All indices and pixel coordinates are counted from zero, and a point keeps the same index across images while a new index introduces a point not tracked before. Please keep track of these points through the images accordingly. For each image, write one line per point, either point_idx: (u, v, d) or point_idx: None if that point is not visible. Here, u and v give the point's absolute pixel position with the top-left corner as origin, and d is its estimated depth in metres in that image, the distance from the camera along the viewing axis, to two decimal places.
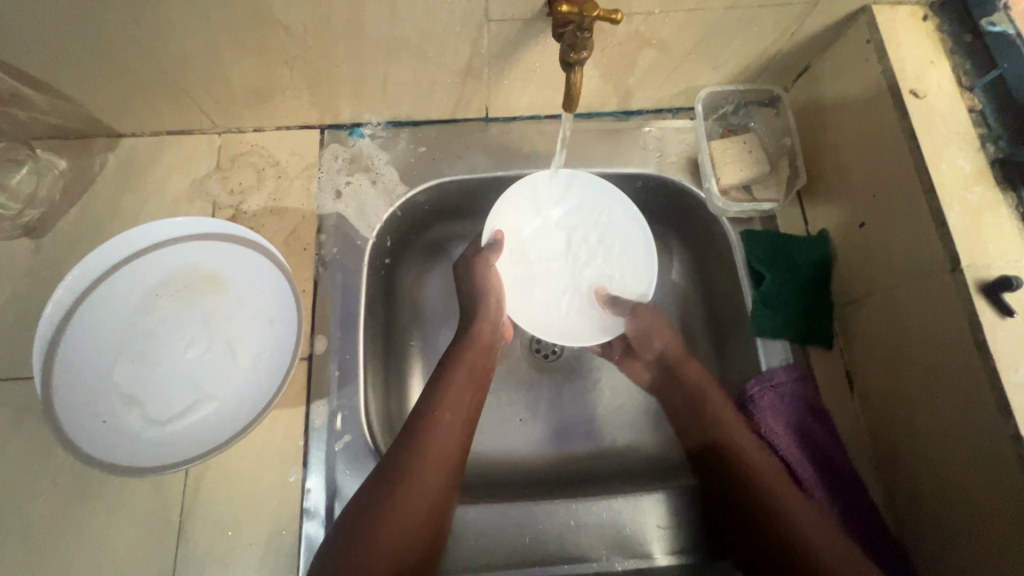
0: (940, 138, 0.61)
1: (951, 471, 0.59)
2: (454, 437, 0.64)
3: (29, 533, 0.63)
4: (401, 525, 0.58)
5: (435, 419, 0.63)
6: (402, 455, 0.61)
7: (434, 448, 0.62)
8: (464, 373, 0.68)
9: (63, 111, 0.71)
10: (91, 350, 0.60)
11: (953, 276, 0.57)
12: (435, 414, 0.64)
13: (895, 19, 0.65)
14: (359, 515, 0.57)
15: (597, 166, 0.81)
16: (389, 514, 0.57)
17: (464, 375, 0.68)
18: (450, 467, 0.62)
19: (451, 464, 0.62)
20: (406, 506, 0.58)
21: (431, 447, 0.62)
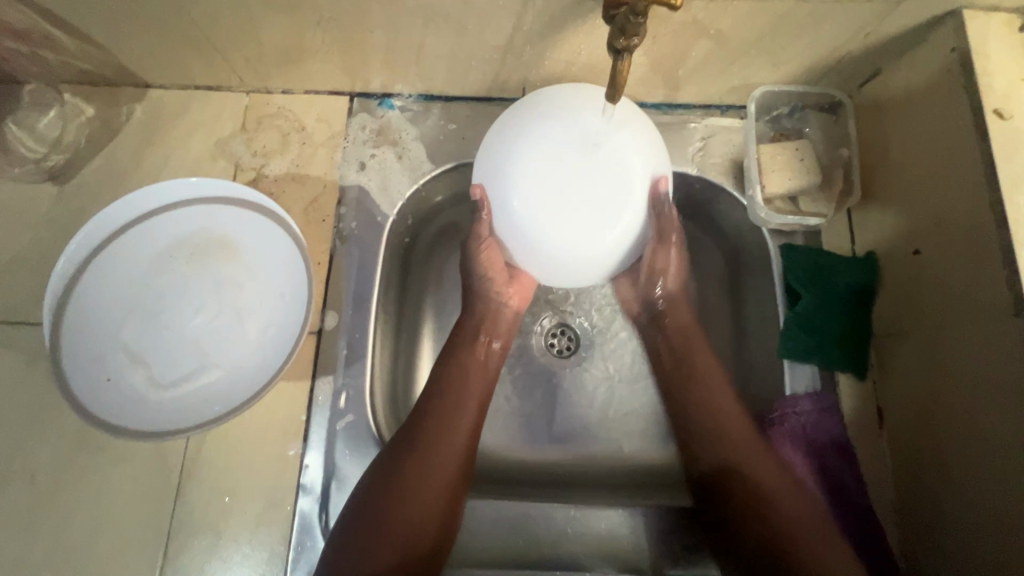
0: (1022, 166, 0.54)
1: (988, 527, 0.55)
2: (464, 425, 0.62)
3: (35, 474, 0.64)
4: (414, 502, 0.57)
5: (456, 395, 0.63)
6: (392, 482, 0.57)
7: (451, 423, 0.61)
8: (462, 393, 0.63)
9: (91, 56, 0.69)
10: (99, 306, 0.61)
11: (1015, 321, 0.52)
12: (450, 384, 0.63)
13: (987, 27, 0.58)
14: (347, 535, 0.56)
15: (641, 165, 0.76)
16: (368, 548, 0.55)
17: (461, 395, 0.63)
18: (435, 494, 0.58)
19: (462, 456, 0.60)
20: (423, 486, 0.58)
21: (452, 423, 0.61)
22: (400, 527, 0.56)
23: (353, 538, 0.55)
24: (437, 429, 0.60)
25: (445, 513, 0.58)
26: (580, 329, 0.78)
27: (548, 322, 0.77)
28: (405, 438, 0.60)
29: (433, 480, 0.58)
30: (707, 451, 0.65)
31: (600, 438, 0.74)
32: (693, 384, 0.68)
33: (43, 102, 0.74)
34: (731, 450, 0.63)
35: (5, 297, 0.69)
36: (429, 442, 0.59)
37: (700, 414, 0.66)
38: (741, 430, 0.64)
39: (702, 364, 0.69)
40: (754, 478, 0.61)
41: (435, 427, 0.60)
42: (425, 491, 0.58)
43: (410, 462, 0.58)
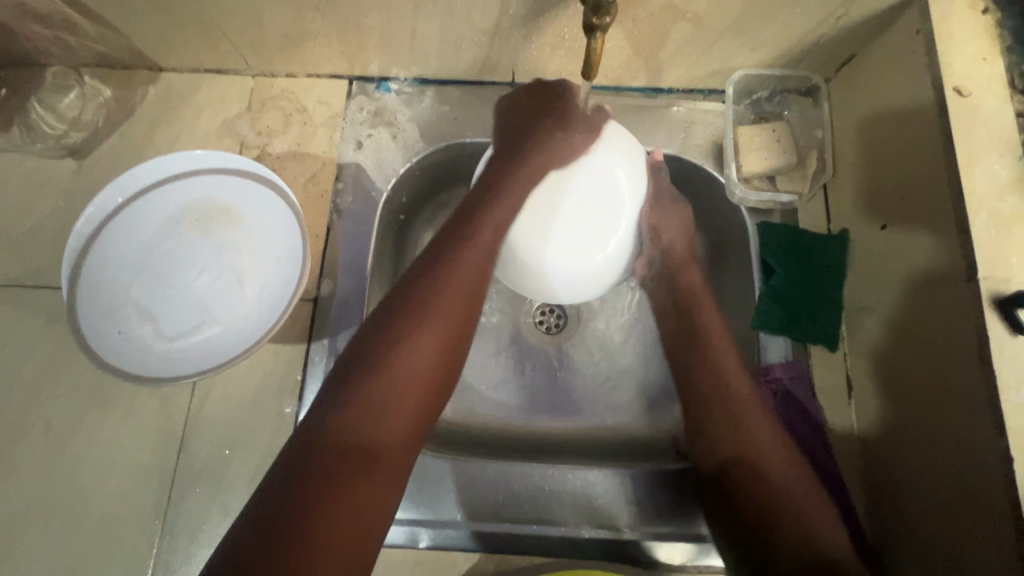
0: (979, 141, 0.57)
1: (937, 487, 0.58)
2: (451, 311, 0.56)
3: (52, 424, 0.69)
4: (391, 389, 0.51)
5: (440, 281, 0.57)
6: (406, 309, 0.55)
7: (438, 304, 0.56)
8: (466, 271, 0.57)
9: (109, 40, 0.75)
10: (114, 263, 0.67)
11: (967, 287, 0.54)
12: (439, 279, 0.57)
13: (951, 10, 0.61)
14: (323, 398, 0.52)
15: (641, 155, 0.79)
16: (358, 410, 0.50)
17: (467, 273, 0.57)
18: (432, 369, 0.54)
19: (445, 343, 0.55)
20: (401, 371, 0.52)
21: (439, 306, 0.55)
22: (397, 395, 0.51)
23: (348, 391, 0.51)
24: (447, 281, 0.56)
25: (424, 400, 0.53)
26: (567, 306, 0.81)
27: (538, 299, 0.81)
28: (410, 294, 0.56)
29: (410, 363, 0.53)
30: (719, 437, 0.63)
31: (586, 411, 0.77)
32: (715, 392, 0.65)
33: (64, 83, 0.79)
34: (745, 427, 0.63)
35: (27, 262, 0.75)
36: (433, 306, 0.55)
37: (711, 395, 0.65)
38: (775, 446, 0.62)
39: (715, 342, 0.68)
40: (765, 484, 0.60)
41: (442, 293, 0.56)
42: (421, 359, 0.53)
43: (410, 322, 0.54)
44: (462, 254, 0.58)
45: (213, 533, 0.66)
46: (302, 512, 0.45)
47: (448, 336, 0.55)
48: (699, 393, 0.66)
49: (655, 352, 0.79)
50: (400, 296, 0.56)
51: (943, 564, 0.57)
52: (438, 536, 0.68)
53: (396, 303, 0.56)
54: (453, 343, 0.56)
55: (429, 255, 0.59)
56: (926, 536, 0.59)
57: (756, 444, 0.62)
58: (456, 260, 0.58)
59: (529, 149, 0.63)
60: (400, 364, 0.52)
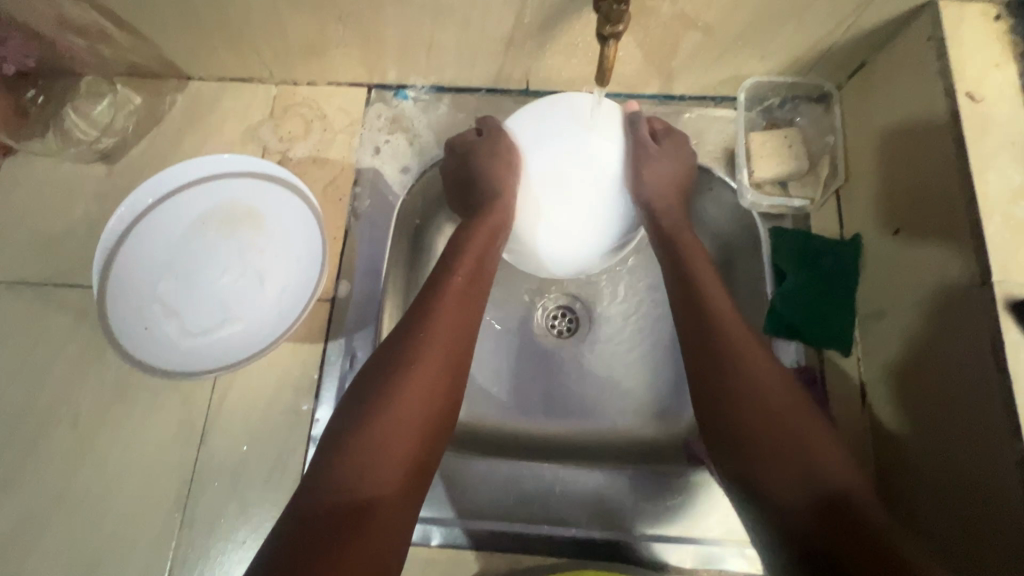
0: (991, 146, 0.57)
1: (953, 493, 0.57)
2: (433, 369, 0.56)
3: (79, 419, 0.71)
4: (376, 447, 0.51)
5: (422, 339, 0.57)
6: (389, 370, 0.56)
7: (424, 361, 0.56)
8: (444, 329, 0.59)
9: (141, 50, 0.78)
10: (142, 262, 0.70)
11: (981, 291, 0.54)
12: (421, 339, 0.58)
13: (963, 17, 0.62)
14: (316, 461, 0.51)
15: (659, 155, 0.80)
16: (350, 470, 0.49)
17: (446, 331, 0.59)
18: (419, 424, 0.54)
19: (431, 401, 0.55)
20: (387, 428, 0.52)
21: (422, 364, 0.56)
22: (387, 451, 0.51)
23: (337, 449, 0.51)
24: (428, 344, 0.57)
25: (415, 459, 0.53)
26: (579, 309, 0.82)
27: (550, 303, 0.82)
28: (392, 355, 0.57)
29: (398, 420, 0.53)
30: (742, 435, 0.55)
31: (597, 415, 0.78)
32: (737, 357, 0.57)
33: (97, 91, 0.83)
34: (780, 414, 0.54)
35: (59, 263, 0.78)
36: (414, 363, 0.56)
37: (735, 385, 0.56)
38: (791, 402, 0.55)
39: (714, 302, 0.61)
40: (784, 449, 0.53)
41: (423, 348, 0.57)
42: (408, 420, 0.53)
43: (394, 382, 0.55)
44: (439, 314, 0.60)
45: (231, 528, 0.67)
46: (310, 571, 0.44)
47: (434, 391, 0.55)
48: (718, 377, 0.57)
49: (667, 357, 0.79)
50: (383, 357, 0.57)
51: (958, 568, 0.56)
52: (450, 534, 0.68)
53: (379, 361, 0.57)
54: (440, 398, 0.56)
55: (410, 316, 0.60)
56: (941, 541, 0.59)
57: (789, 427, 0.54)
58: (433, 320, 0.59)
59: (483, 205, 0.68)
60: (387, 423, 0.52)
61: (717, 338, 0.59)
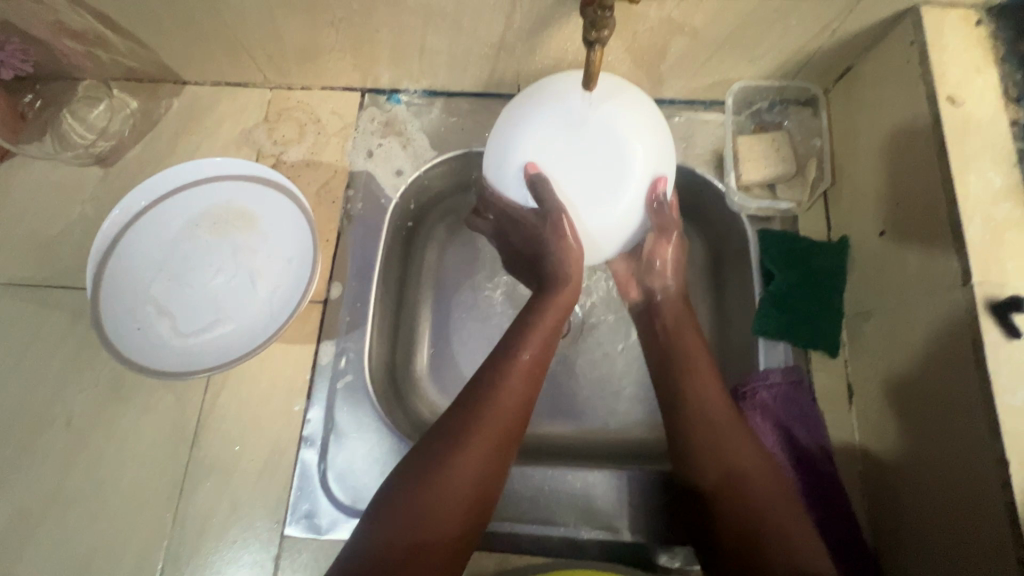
0: (972, 149, 0.58)
1: (934, 493, 0.58)
2: (509, 421, 0.55)
3: (72, 419, 0.72)
4: (441, 498, 0.50)
5: (500, 386, 0.56)
6: (464, 419, 0.54)
7: (500, 412, 0.55)
8: (522, 389, 0.57)
9: (137, 55, 0.79)
10: (136, 262, 0.71)
11: (962, 292, 0.55)
12: (502, 387, 0.56)
13: (944, 21, 0.63)
14: (379, 504, 0.51)
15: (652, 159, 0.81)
16: (413, 531, 0.49)
17: (523, 392, 0.57)
18: (486, 484, 0.53)
19: (502, 453, 0.54)
20: (455, 480, 0.51)
21: (498, 414, 0.55)
22: (452, 513, 0.51)
23: (403, 509, 0.50)
24: (501, 390, 0.56)
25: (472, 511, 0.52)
26: (570, 312, 0.83)
27: None
28: (473, 402, 0.56)
29: (466, 473, 0.52)
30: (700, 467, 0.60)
31: (588, 415, 0.78)
32: (697, 398, 0.63)
33: (94, 96, 0.84)
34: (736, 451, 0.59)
35: (54, 264, 0.79)
36: (492, 421, 0.54)
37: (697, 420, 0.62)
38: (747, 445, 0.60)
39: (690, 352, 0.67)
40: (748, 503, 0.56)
41: (502, 410, 0.55)
42: (475, 473, 0.52)
43: (470, 444, 0.53)
44: (519, 374, 0.58)
45: (221, 527, 0.68)
46: None
47: (504, 444, 0.54)
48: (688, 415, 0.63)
49: None
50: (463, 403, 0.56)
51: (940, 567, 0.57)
52: None
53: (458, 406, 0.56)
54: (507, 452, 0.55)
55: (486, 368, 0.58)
56: (923, 541, 0.59)
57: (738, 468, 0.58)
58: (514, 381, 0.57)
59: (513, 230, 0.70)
60: (457, 488, 0.51)
61: (678, 377, 0.65)
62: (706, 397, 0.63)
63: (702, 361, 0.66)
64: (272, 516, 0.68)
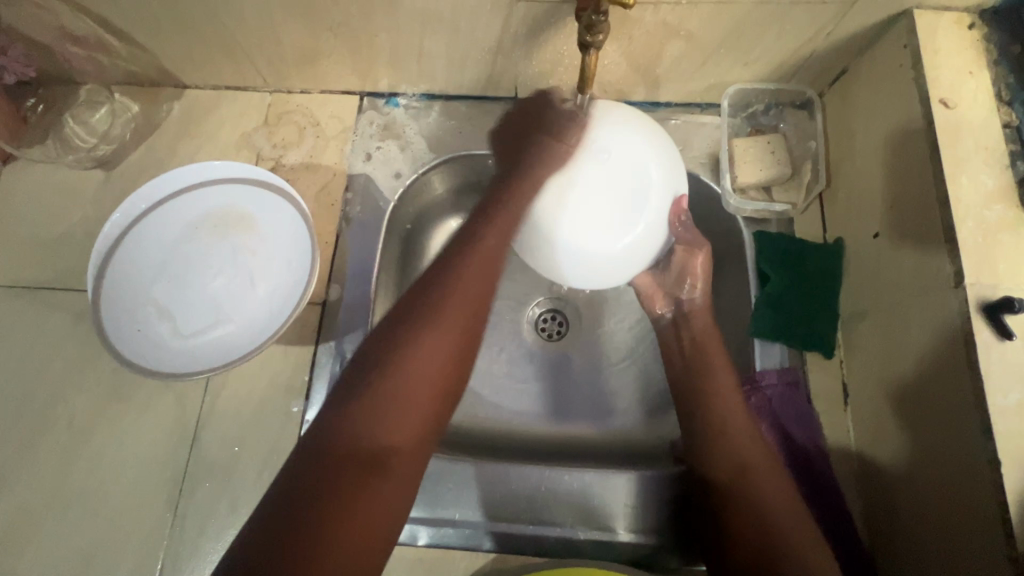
0: (965, 150, 0.59)
1: (928, 492, 0.58)
2: (460, 317, 0.55)
3: (73, 419, 0.73)
4: (394, 395, 0.50)
5: (449, 283, 0.56)
6: (413, 316, 0.54)
7: (453, 306, 0.55)
8: (472, 285, 0.56)
9: (139, 59, 0.80)
10: (136, 265, 0.71)
11: (955, 292, 0.55)
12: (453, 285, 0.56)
13: (937, 25, 0.63)
14: (331, 403, 0.51)
15: None
16: (366, 418, 0.49)
17: (472, 288, 0.56)
18: (435, 378, 0.52)
19: (453, 348, 0.54)
20: (407, 376, 0.51)
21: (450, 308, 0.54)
22: (407, 403, 0.50)
23: (355, 397, 0.50)
24: (454, 288, 0.56)
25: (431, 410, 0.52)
26: (569, 313, 0.83)
27: (540, 306, 0.83)
28: (423, 300, 0.55)
29: (418, 368, 0.52)
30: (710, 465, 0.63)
31: (586, 416, 0.79)
32: (706, 404, 0.66)
33: (96, 99, 0.85)
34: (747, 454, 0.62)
35: (56, 266, 0.79)
36: (440, 312, 0.54)
37: (713, 424, 0.65)
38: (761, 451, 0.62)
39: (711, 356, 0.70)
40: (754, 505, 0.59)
41: (451, 303, 0.55)
42: (427, 368, 0.52)
43: (420, 335, 0.53)
44: (466, 272, 0.57)
45: (220, 527, 0.68)
46: (316, 514, 0.45)
47: (453, 337, 0.54)
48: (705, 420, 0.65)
49: (654, 360, 0.81)
50: (411, 302, 0.55)
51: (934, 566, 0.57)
52: (435, 533, 0.69)
53: (405, 305, 0.55)
54: (459, 346, 0.54)
55: (434, 269, 0.58)
56: (918, 542, 0.59)
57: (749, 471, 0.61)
58: (462, 279, 0.56)
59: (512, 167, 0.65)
60: (408, 378, 0.51)
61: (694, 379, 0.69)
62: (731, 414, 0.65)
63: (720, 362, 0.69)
64: None
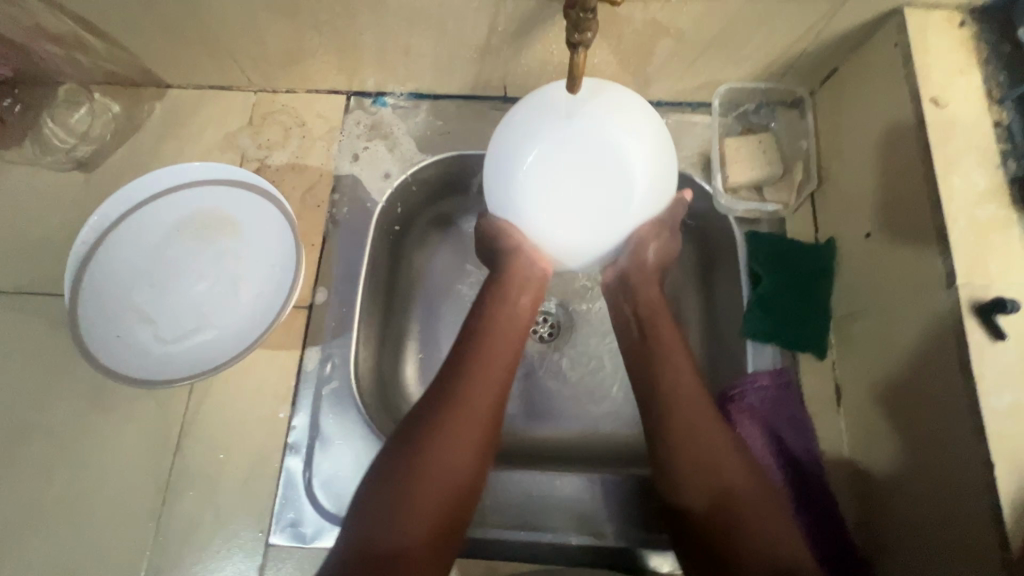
0: (957, 150, 0.58)
1: (923, 494, 0.57)
2: (486, 401, 0.60)
3: (54, 427, 0.71)
4: (424, 478, 0.54)
5: (472, 366, 0.61)
6: (438, 404, 0.58)
7: (477, 391, 0.60)
8: (485, 379, 0.61)
9: (117, 58, 0.78)
10: (116, 270, 0.70)
11: (947, 293, 0.55)
12: (475, 368, 0.61)
13: (928, 23, 0.63)
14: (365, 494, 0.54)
15: None
16: (381, 521, 0.52)
17: (484, 383, 0.60)
18: (464, 461, 0.56)
19: (481, 431, 0.58)
20: (438, 463, 0.55)
21: (472, 393, 0.59)
22: (424, 502, 0.54)
23: (373, 504, 0.53)
24: (476, 372, 0.61)
25: (457, 494, 0.56)
26: (559, 315, 0.82)
27: None
28: (446, 383, 0.60)
29: (447, 456, 0.56)
30: (697, 486, 0.58)
31: (579, 419, 0.78)
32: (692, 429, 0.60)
33: (75, 100, 0.83)
34: (727, 474, 0.58)
35: (34, 270, 0.78)
36: (462, 399, 0.59)
37: (686, 448, 0.59)
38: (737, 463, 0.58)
39: (663, 346, 0.66)
40: (722, 537, 0.56)
41: (470, 399, 0.59)
42: (455, 452, 0.56)
43: (433, 437, 0.56)
44: (478, 371, 0.61)
45: (206, 537, 0.67)
46: None
47: (476, 421, 0.58)
48: (688, 449, 0.60)
49: None
50: (438, 387, 0.60)
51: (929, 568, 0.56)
52: None
53: (434, 390, 0.60)
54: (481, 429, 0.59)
55: (456, 353, 0.63)
56: (913, 544, 0.59)
57: (736, 493, 0.57)
58: (474, 381, 0.60)
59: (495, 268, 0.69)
60: (422, 478, 0.54)
61: (665, 402, 0.62)
62: (682, 394, 0.62)
63: (676, 356, 0.65)
64: (256, 525, 0.67)
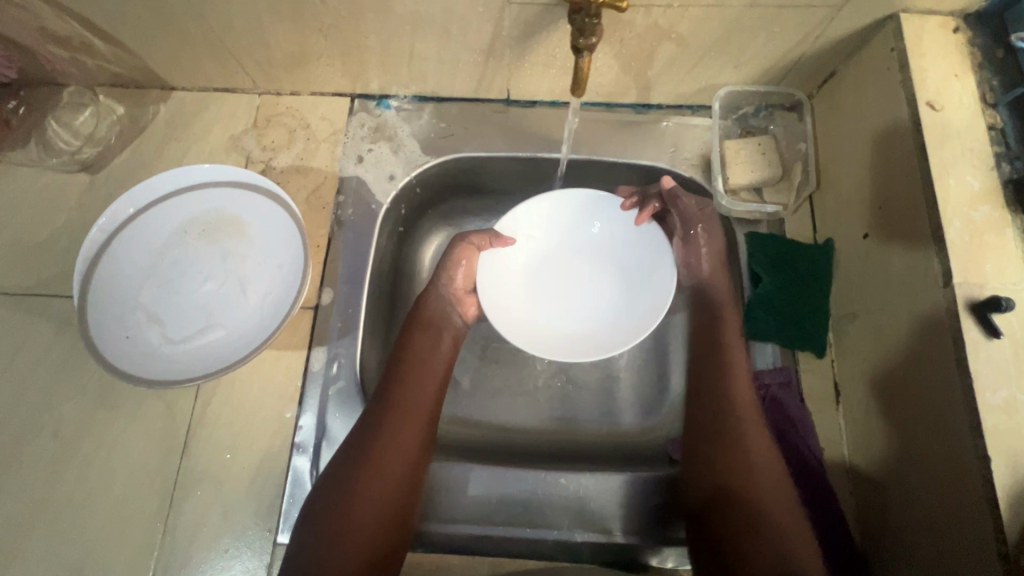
0: (952, 152, 0.60)
1: (922, 488, 0.58)
2: (416, 433, 0.63)
3: (60, 428, 0.71)
4: (355, 508, 0.58)
5: (402, 397, 0.64)
6: (368, 437, 0.62)
7: (406, 423, 0.63)
8: (413, 412, 0.64)
9: (122, 61, 0.78)
10: (124, 270, 0.70)
11: (945, 291, 0.56)
12: (405, 399, 0.64)
13: (923, 29, 0.64)
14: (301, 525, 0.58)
15: (641, 159, 0.82)
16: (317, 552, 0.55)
17: (411, 415, 0.64)
18: (393, 491, 0.60)
19: (410, 461, 0.62)
20: (369, 494, 0.59)
21: (400, 426, 0.63)
22: (356, 532, 0.57)
23: (310, 535, 0.57)
24: (403, 405, 0.64)
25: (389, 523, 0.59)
26: None
27: None
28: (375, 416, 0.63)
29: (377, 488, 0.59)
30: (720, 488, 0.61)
31: (581, 417, 0.79)
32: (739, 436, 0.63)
33: (80, 102, 0.83)
34: (763, 477, 0.60)
35: (39, 272, 0.78)
36: (392, 432, 0.62)
37: (729, 450, 0.62)
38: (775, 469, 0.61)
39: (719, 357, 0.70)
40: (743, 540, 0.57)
41: (398, 432, 0.62)
42: (384, 485, 0.60)
43: (363, 470, 0.60)
44: (405, 390, 0.65)
45: (213, 537, 0.67)
46: None
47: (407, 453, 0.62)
48: (741, 454, 0.62)
49: (650, 362, 0.81)
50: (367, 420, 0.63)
51: (929, 561, 0.57)
52: (428, 539, 0.68)
53: (366, 421, 0.63)
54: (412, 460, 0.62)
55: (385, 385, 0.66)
56: (912, 538, 0.60)
57: (763, 495, 0.59)
58: (401, 409, 0.64)
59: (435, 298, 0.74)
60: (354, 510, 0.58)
61: (723, 407, 0.65)
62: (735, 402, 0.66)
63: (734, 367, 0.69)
64: (263, 525, 0.67)
